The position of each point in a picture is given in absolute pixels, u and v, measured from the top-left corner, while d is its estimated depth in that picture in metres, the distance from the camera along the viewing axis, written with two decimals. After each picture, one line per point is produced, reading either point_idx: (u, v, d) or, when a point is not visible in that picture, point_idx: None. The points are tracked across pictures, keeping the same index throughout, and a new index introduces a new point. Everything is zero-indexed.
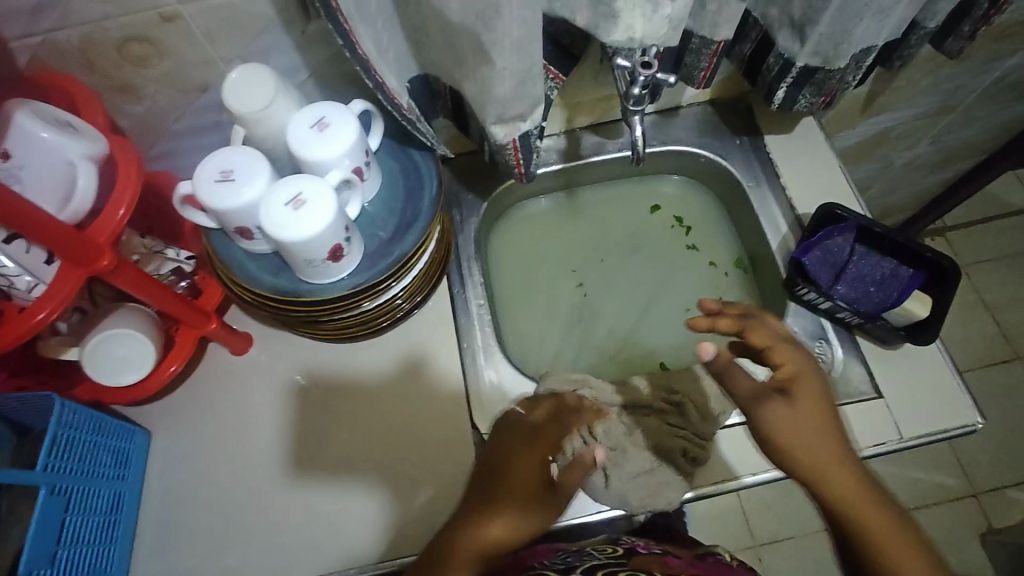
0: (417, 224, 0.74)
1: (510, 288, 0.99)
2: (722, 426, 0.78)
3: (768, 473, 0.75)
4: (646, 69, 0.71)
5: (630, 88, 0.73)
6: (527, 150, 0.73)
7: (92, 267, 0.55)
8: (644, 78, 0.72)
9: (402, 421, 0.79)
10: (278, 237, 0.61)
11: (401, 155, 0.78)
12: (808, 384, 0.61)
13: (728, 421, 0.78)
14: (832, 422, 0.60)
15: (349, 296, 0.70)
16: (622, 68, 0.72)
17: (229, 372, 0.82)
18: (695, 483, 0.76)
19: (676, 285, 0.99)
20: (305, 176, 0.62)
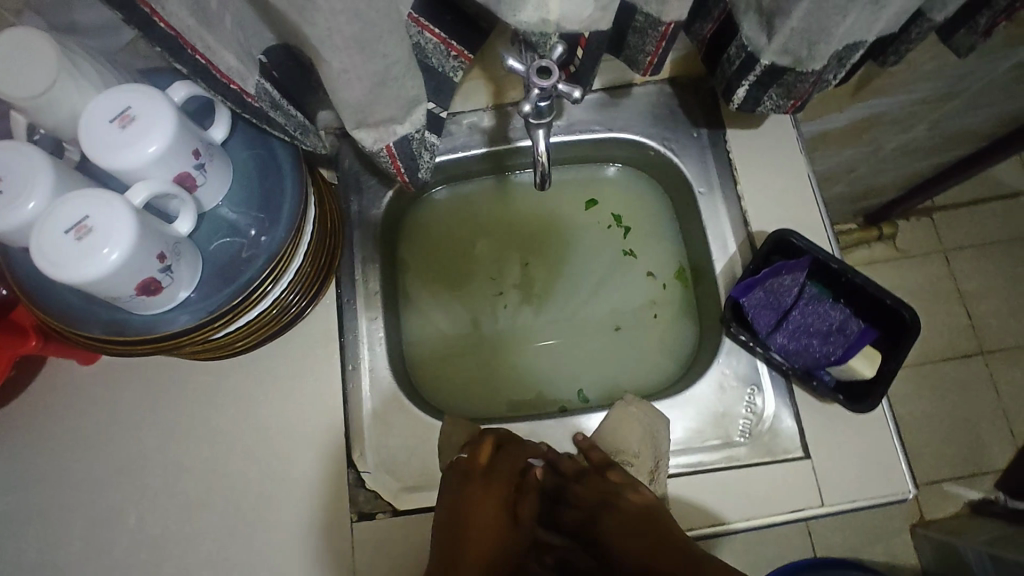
0: (273, 240, 0.60)
1: (419, 288, 0.86)
2: (765, 460, 0.69)
3: (797, 511, 0.68)
4: (542, 78, 0.54)
5: (523, 102, 0.56)
6: (406, 157, 0.58)
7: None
8: (540, 91, 0.54)
9: (268, 456, 0.71)
10: (55, 276, 0.47)
11: (262, 147, 0.62)
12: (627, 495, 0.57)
13: (760, 458, 0.69)
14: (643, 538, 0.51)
15: (180, 336, 0.57)
16: (515, 70, 0.55)
17: (81, 385, 0.72)
18: (763, 513, 0.68)
19: (608, 295, 0.87)
20: (95, 193, 0.48)
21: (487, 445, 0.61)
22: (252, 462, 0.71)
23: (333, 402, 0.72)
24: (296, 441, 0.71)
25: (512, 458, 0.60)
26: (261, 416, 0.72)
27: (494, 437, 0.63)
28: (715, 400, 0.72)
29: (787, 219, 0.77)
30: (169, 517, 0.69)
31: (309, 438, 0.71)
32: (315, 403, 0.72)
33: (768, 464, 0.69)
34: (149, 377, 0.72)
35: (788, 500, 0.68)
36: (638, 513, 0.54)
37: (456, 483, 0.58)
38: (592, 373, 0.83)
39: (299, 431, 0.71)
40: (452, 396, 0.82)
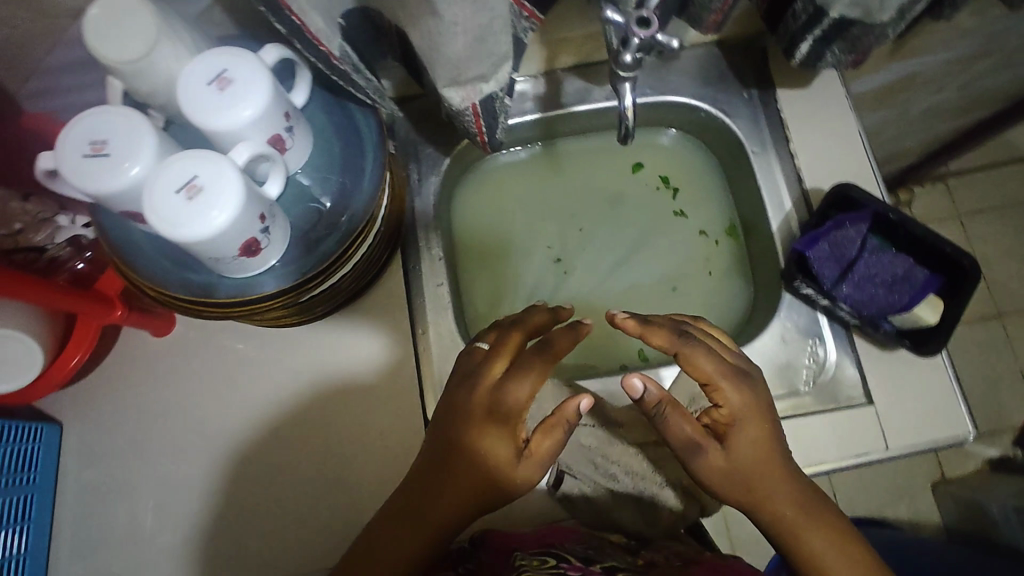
0: (357, 205, 0.60)
1: (477, 255, 0.87)
2: (829, 409, 0.71)
3: (860, 457, 0.70)
4: (642, 29, 0.54)
5: (623, 54, 0.56)
6: (491, 110, 0.59)
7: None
8: (638, 40, 0.55)
9: (343, 420, 0.72)
10: (167, 235, 0.48)
11: (339, 112, 0.63)
12: (753, 384, 0.55)
13: (825, 406, 0.71)
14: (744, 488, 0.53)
15: (265, 302, 0.57)
16: (614, 23, 0.54)
17: (155, 357, 0.73)
18: (828, 458, 0.70)
19: (662, 257, 0.87)
20: (201, 153, 0.49)
21: (502, 364, 0.55)
22: (329, 426, 0.72)
23: (405, 368, 0.73)
24: (370, 405, 0.72)
25: (520, 380, 0.52)
26: (334, 383, 0.73)
27: (523, 332, 0.57)
28: (779, 351, 0.74)
29: (841, 176, 0.78)
30: (253, 485, 0.70)
31: (383, 403, 0.72)
32: (386, 368, 0.73)
33: (833, 411, 0.71)
34: (220, 346, 0.74)
35: (851, 446, 0.70)
36: (758, 437, 0.53)
37: (457, 399, 0.55)
38: None
39: (373, 393, 0.72)
40: None
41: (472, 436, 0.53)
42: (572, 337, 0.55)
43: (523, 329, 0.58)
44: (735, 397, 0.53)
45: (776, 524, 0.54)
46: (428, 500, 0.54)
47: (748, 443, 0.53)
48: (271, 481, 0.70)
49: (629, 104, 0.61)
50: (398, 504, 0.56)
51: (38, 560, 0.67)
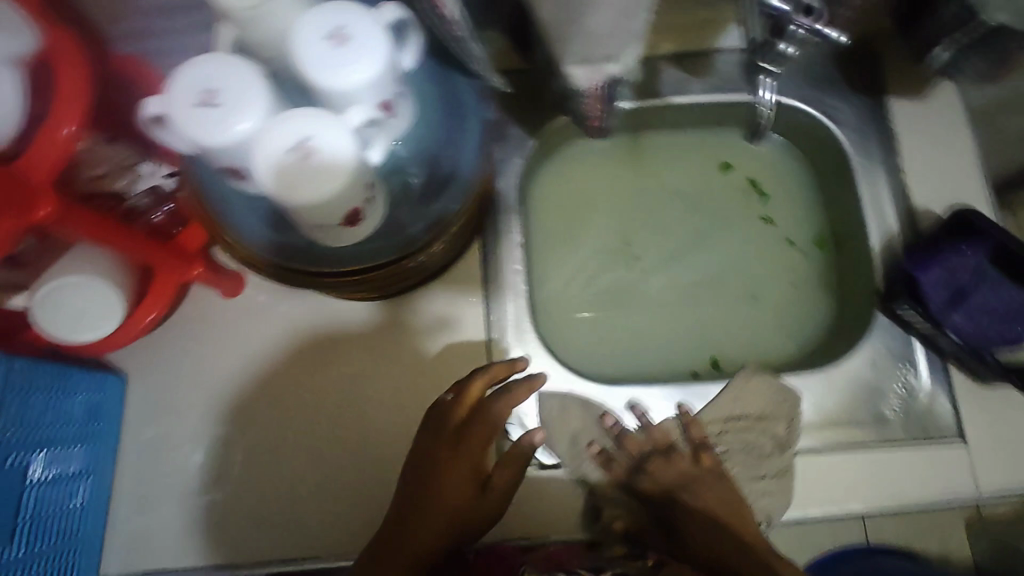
0: (456, 181, 0.58)
1: (551, 242, 0.82)
2: (919, 442, 0.67)
3: (948, 497, 0.66)
4: None
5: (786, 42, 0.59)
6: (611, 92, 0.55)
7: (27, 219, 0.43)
8: (801, 28, 0.59)
9: (363, 371, 0.71)
10: (276, 197, 0.46)
11: (443, 82, 0.59)
12: (700, 490, 0.59)
13: (915, 439, 0.68)
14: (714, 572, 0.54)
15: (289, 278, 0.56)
16: None
17: (225, 316, 0.72)
18: (913, 493, 0.66)
19: (746, 263, 0.82)
20: (315, 113, 0.46)
21: (461, 411, 0.59)
22: (345, 378, 0.71)
23: (430, 325, 0.72)
24: (391, 364, 0.71)
25: (482, 424, 0.58)
26: (357, 333, 0.71)
27: (484, 381, 0.59)
28: (870, 375, 0.70)
29: (951, 196, 0.74)
30: (307, 457, 0.69)
31: (405, 360, 0.71)
32: (410, 324, 0.72)
33: (923, 445, 0.67)
34: (288, 314, 0.72)
35: (939, 482, 0.66)
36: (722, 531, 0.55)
37: (429, 443, 0.59)
38: (731, 342, 0.79)
39: (393, 348, 0.71)
40: (588, 351, 0.78)
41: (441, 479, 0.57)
42: (528, 389, 0.60)
43: (482, 375, 0.60)
44: (700, 526, 0.56)
45: None
46: (414, 531, 0.56)
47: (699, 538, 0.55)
48: (310, 446, 0.69)
49: (766, 97, 0.74)
50: (383, 539, 0.57)
51: (99, 510, 0.66)
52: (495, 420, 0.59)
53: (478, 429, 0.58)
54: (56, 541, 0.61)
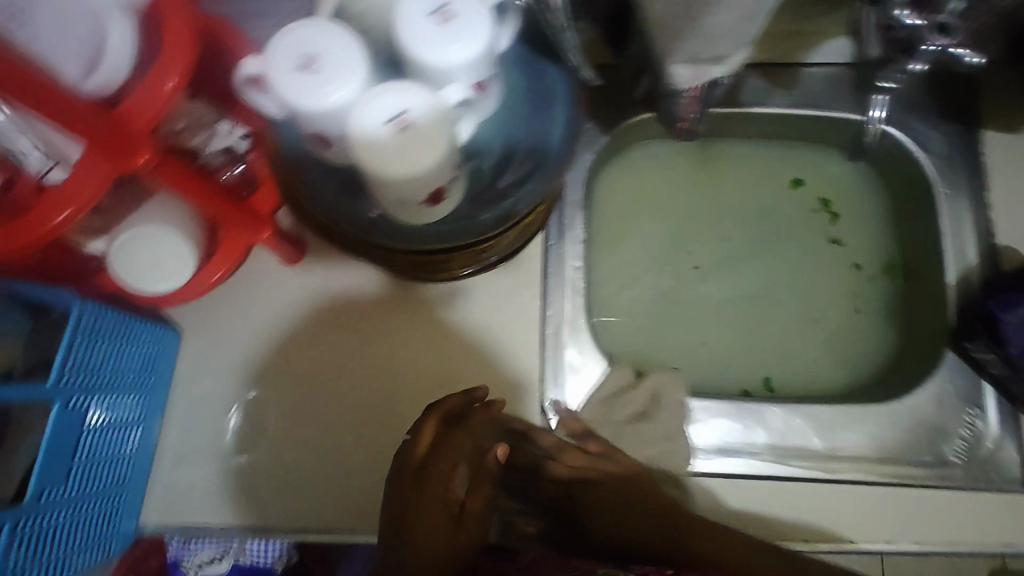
0: (535, 172, 0.56)
1: (612, 242, 0.80)
2: (978, 488, 0.65)
3: (1005, 550, 0.63)
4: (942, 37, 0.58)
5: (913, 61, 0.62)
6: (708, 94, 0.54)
7: (122, 164, 0.43)
8: (935, 47, 0.59)
9: (381, 342, 0.71)
10: (366, 168, 0.45)
11: (533, 69, 0.58)
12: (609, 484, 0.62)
13: (974, 485, 0.65)
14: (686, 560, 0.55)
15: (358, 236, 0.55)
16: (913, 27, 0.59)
17: (282, 283, 0.72)
18: (969, 541, 0.64)
19: (810, 285, 0.79)
20: (413, 88, 0.46)
21: (426, 442, 0.54)
22: (360, 349, 0.71)
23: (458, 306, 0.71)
24: (409, 342, 0.70)
25: (454, 448, 0.54)
26: (373, 306, 0.71)
27: (443, 412, 0.56)
28: (931, 413, 0.67)
29: None
30: (347, 430, 0.69)
31: (424, 338, 0.70)
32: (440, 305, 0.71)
33: (984, 492, 0.65)
34: (344, 289, 0.72)
35: (997, 533, 0.64)
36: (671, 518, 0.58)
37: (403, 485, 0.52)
38: (785, 363, 0.76)
39: (404, 323, 0.71)
40: (638, 357, 0.76)
41: (427, 517, 0.50)
42: (492, 403, 0.58)
43: (435, 412, 0.56)
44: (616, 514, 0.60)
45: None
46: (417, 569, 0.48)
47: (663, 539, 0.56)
48: (339, 417, 0.69)
49: (876, 115, 0.74)
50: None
51: (143, 460, 0.67)
52: (461, 438, 0.55)
53: (452, 452, 0.54)
54: (105, 490, 0.61)
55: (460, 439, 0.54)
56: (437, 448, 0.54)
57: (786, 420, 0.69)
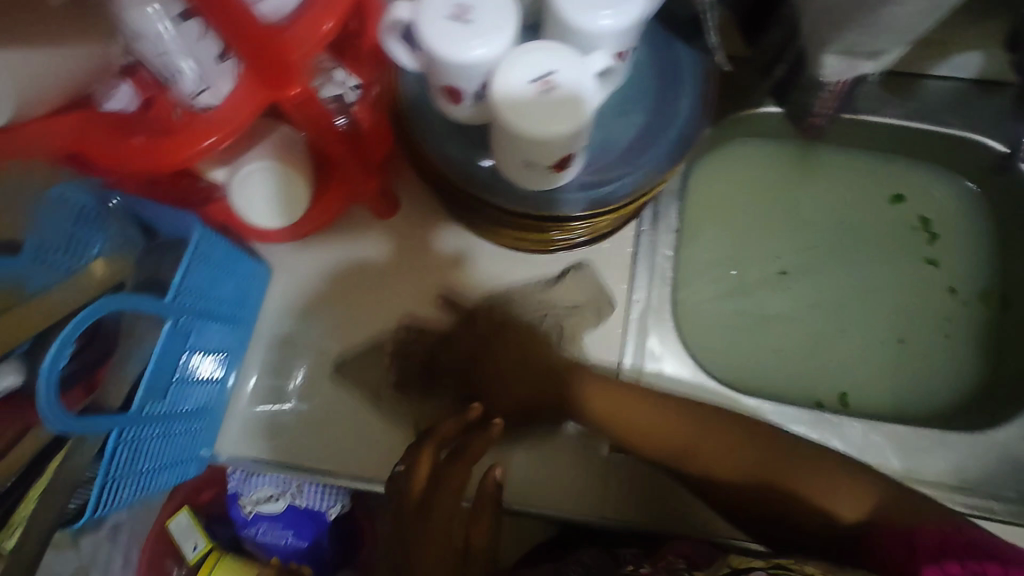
0: (656, 152, 0.56)
1: (700, 237, 0.79)
2: None
3: None
4: None
5: None
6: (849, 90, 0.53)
7: (276, 91, 0.45)
8: None
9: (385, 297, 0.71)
10: (508, 125, 0.45)
11: (664, 50, 0.57)
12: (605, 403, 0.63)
13: None
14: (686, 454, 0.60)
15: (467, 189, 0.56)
16: None
17: (367, 236, 0.72)
18: None
19: (899, 304, 0.77)
20: (562, 49, 0.46)
21: (422, 477, 0.54)
22: (370, 307, 0.71)
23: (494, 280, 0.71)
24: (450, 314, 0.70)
25: (450, 483, 0.54)
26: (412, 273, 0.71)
27: (434, 442, 0.56)
28: (1013, 447, 0.66)
29: None
30: (393, 389, 0.69)
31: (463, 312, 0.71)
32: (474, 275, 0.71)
33: None
34: (433, 251, 0.72)
35: None
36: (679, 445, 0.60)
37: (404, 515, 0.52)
38: (864, 380, 0.75)
39: (438, 291, 0.71)
40: (715, 355, 0.75)
41: (425, 547, 0.50)
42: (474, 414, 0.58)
43: (431, 443, 0.56)
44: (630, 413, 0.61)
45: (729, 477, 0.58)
46: None
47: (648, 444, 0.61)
48: (385, 384, 0.69)
49: None
50: None
51: (222, 400, 0.68)
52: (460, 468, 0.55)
53: (453, 486, 0.54)
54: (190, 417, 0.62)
55: (456, 471, 0.54)
56: (437, 483, 0.53)
57: (865, 435, 0.68)
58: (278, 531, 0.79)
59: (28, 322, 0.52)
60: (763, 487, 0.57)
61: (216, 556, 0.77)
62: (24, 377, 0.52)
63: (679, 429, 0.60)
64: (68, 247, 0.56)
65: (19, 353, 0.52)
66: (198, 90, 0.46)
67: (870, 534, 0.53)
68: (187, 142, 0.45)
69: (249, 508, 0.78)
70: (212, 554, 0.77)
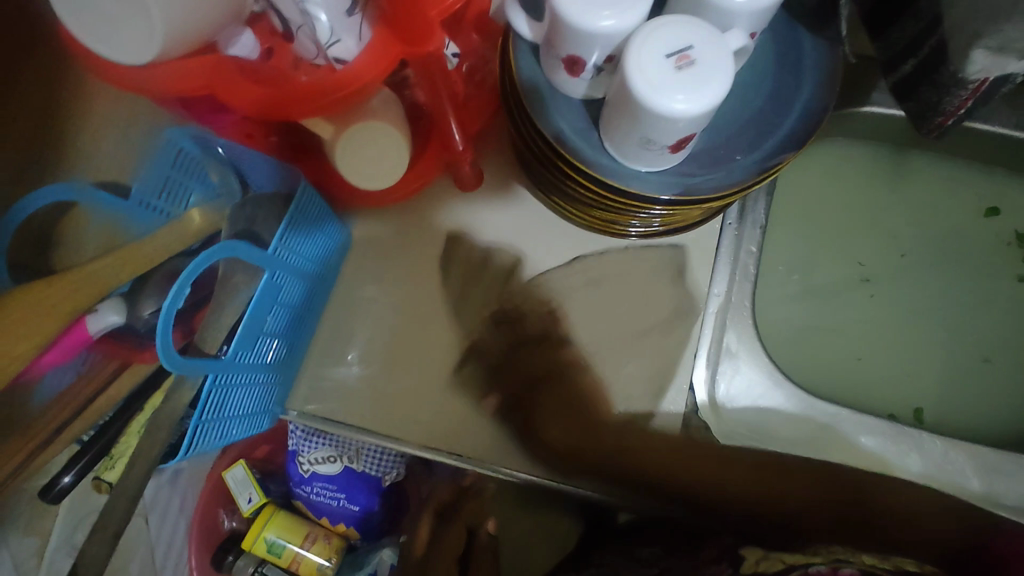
0: (769, 142, 0.54)
1: (783, 237, 0.77)
2: None
3: None
4: None
5: None
6: (991, 89, 0.50)
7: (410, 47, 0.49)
8: None
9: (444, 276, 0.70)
10: (642, 100, 0.44)
11: (786, 38, 0.56)
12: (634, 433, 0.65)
13: None
14: (681, 461, 0.64)
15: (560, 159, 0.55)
16: None
17: (448, 207, 0.71)
18: None
19: (985, 321, 0.74)
20: (700, 25, 0.45)
21: (422, 541, 0.66)
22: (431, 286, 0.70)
23: (577, 286, 0.69)
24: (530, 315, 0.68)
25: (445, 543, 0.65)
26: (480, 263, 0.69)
27: (431, 514, 0.69)
28: None
29: None
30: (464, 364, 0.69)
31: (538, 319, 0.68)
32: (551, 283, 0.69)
33: None
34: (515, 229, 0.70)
35: None
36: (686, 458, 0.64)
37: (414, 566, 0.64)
38: (943, 398, 0.73)
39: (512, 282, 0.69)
40: (790, 358, 0.73)
41: None
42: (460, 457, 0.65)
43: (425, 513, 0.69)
44: (645, 446, 0.64)
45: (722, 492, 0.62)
46: None
47: (644, 457, 0.64)
48: None
49: None
50: None
51: (294, 363, 0.68)
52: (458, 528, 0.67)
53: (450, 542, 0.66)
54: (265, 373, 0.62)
55: (449, 533, 0.67)
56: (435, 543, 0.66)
57: (943, 453, 0.66)
58: (330, 493, 0.78)
59: (135, 259, 0.52)
60: (761, 504, 0.61)
61: (271, 509, 0.81)
62: (125, 318, 0.53)
63: (688, 455, 0.64)
64: (166, 193, 0.58)
65: (118, 294, 0.54)
66: (329, 42, 0.48)
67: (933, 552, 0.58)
68: (319, 90, 0.49)
69: (306, 467, 0.77)
70: (266, 507, 0.80)
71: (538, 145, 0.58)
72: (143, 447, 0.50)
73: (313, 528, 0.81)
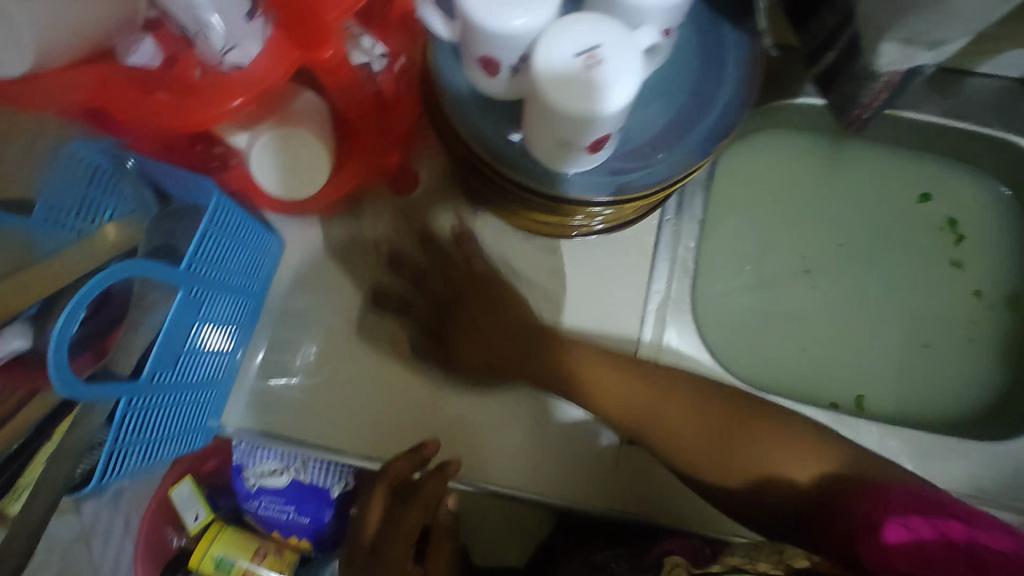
0: (691, 138, 0.53)
1: (724, 230, 0.77)
2: None
3: None
4: None
5: None
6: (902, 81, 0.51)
7: (308, 52, 0.47)
8: None
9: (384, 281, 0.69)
10: (549, 100, 0.43)
11: (706, 31, 0.55)
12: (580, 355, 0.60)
13: None
14: (638, 405, 0.57)
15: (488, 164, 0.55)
16: None
17: (387, 211, 0.70)
18: None
19: (922, 304, 0.76)
20: (608, 24, 0.44)
21: (373, 520, 0.55)
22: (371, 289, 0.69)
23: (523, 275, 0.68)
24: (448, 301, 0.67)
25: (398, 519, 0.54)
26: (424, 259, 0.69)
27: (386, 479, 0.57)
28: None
29: None
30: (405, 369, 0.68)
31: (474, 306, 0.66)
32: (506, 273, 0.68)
33: None
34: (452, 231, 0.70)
35: None
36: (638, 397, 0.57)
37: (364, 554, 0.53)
38: (883, 383, 0.74)
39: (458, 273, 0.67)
40: (733, 350, 0.74)
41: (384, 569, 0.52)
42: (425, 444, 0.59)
43: (382, 484, 0.57)
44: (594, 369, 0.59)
45: (676, 437, 0.56)
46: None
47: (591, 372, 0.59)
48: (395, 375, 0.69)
49: None
50: None
51: (228, 377, 0.67)
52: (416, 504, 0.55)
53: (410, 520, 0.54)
54: (197, 388, 0.61)
55: (402, 510, 0.55)
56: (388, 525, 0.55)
57: (881, 441, 0.67)
58: (279, 506, 0.68)
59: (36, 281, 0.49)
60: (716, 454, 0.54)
61: (217, 526, 0.75)
62: (30, 342, 0.50)
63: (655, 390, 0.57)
64: (79, 209, 0.55)
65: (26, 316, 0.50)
66: (225, 49, 0.45)
67: (836, 505, 0.49)
68: (218, 100, 0.46)
69: (253, 481, 0.68)
70: (214, 524, 0.74)
71: (463, 146, 0.57)
72: (49, 478, 0.48)
73: (264, 543, 0.75)
